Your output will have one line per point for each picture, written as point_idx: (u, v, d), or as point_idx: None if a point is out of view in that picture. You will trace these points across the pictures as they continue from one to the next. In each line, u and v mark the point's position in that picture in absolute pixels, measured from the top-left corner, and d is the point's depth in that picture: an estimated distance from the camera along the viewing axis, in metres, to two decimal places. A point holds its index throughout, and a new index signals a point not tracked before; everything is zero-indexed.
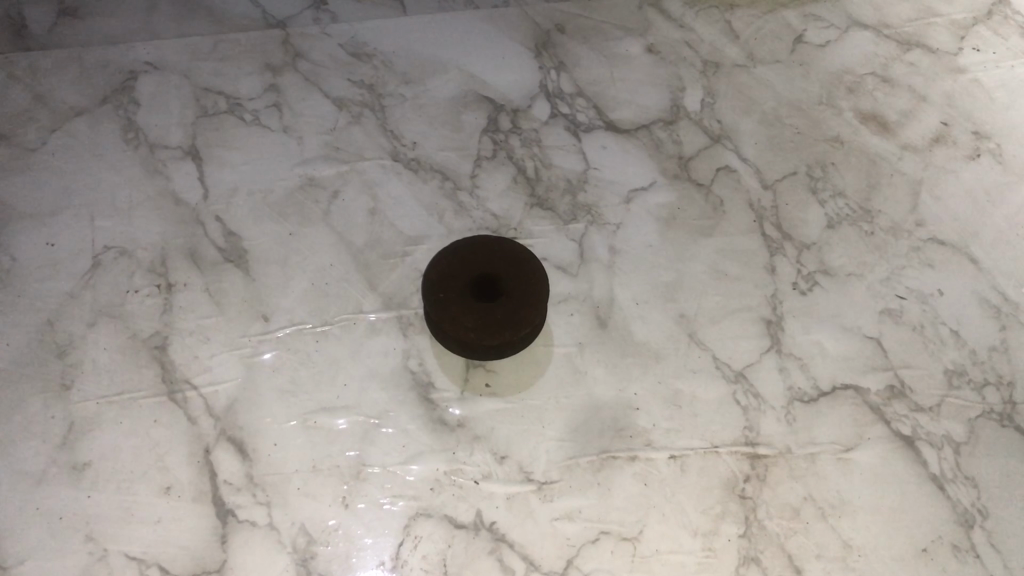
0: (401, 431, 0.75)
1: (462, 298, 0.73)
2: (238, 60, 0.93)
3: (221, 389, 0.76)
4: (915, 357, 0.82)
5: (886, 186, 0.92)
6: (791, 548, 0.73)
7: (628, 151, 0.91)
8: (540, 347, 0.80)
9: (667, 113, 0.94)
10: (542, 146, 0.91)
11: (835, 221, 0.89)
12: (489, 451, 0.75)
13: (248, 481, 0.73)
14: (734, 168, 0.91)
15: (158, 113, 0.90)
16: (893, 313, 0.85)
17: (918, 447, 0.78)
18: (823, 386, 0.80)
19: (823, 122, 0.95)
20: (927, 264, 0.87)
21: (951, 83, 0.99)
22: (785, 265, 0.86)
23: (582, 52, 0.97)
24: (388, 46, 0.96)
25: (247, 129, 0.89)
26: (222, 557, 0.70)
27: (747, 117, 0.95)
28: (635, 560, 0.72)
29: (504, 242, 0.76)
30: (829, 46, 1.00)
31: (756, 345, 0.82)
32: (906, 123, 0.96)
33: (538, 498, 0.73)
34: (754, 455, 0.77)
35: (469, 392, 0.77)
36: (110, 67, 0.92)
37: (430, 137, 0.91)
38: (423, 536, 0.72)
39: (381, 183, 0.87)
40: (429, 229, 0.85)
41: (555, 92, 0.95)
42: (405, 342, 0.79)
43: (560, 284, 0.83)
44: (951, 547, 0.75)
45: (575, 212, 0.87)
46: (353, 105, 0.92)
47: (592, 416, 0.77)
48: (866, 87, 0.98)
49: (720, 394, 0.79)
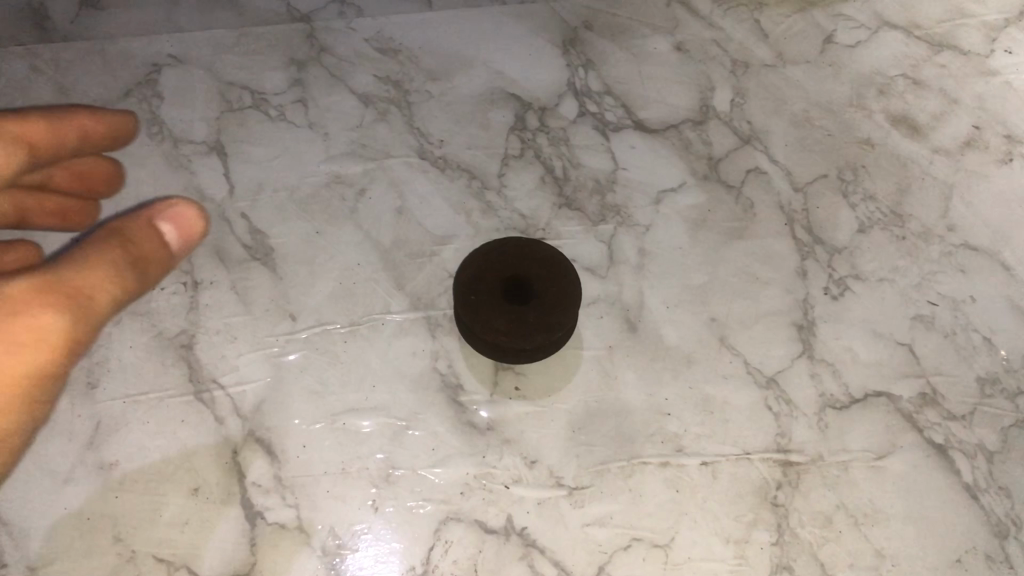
0: (430, 433, 0.75)
1: (493, 301, 0.72)
2: (262, 54, 0.92)
3: (248, 389, 0.75)
4: (948, 364, 0.81)
5: (918, 189, 0.90)
6: (824, 557, 0.73)
7: (657, 151, 0.90)
8: (570, 350, 0.79)
9: (696, 113, 0.93)
10: (571, 145, 0.90)
11: (866, 225, 0.88)
12: (519, 455, 0.74)
13: (277, 484, 0.72)
14: (764, 169, 0.90)
15: (183, 107, 0.89)
16: (925, 320, 0.84)
17: (951, 455, 0.78)
18: (855, 393, 0.80)
19: (854, 123, 0.94)
20: (959, 270, 0.86)
21: (982, 86, 0.97)
22: (817, 270, 0.85)
23: (610, 49, 0.96)
24: (413, 42, 0.94)
25: (273, 124, 0.89)
26: (251, 559, 0.70)
27: (777, 118, 0.93)
28: (667, 567, 0.71)
29: (536, 244, 0.75)
30: (860, 46, 0.99)
31: (788, 350, 0.81)
32: (937, 125, 0.94)
33: (569, 503, 0.73)
34: (786, 462, 0.76)
35: (498, 394, 0.77)
36: (134, 60, 0.91)
37: (457, 135, 0.89)
38: (454, 541, 0.71)
39: (408, 181, 0.86)
40: (456, 229, 0.84)
41: (583, 90, 0.93)
42: (433, 343, 0.78)
43: (590, 286, 0.82)
44: (985, 558, 0.74)
45: (604, 213, 0.86)
46: (379, 101, 0.90)
47: (622, 421, 0.76)
48: (897, 89, 0.96)
49: (752, 401, 0.78)
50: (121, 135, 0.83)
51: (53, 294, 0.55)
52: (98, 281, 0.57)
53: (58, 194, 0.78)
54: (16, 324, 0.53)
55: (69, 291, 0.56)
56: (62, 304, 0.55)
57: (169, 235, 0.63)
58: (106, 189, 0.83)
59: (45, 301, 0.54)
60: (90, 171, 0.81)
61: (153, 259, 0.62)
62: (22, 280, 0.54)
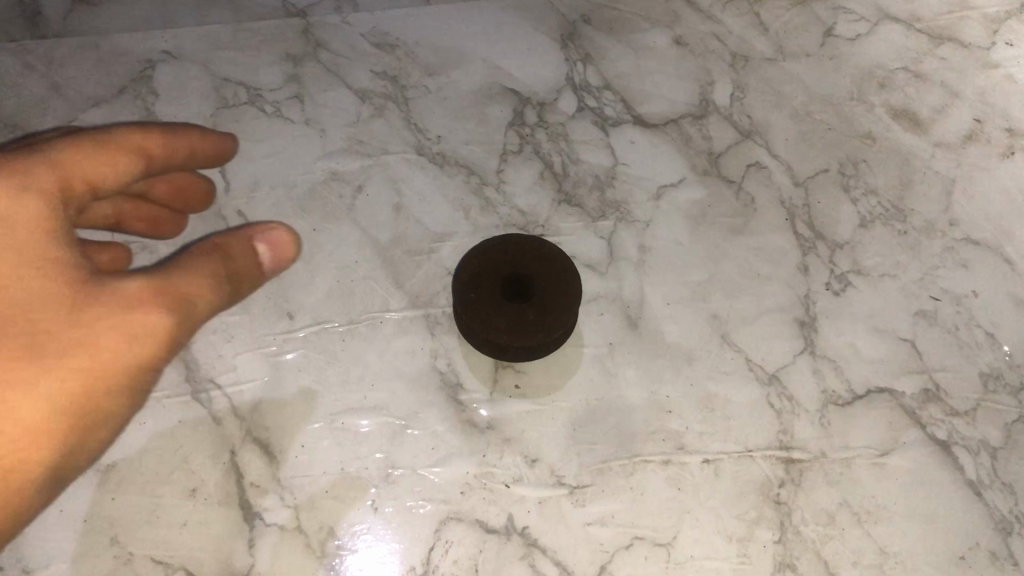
0: (430, 432, 0.74)
1: (494, 300, 0.72)
2: (258, 50, 0.91)
3: (245, 389, 0.75)
4: (950, 360, 0.81)
5: (919, 184, 0.90)
6: (827, 554, 0.73)
7: (658, 146, 0.89)
8: (571, 348, 0.78)
9: (696, 108, 0.92)
10: (570, 140, 0.89)
11: (868, 220, 0.87)
12: (520, 454, 0.74)
13: (276, 484, 0.72)
14: (765, 164, 0.89)
15: (178, 104, 0.88)
16: (927, 315, 0.83)
17: (954, 451, 0.77)
18: (857, 390, 0.79)
19: (855, 117, 0.93)
20: (961, 265, 0.86)
21: (983, 79, 0.96)
22: (818, 265, 0.84)
23: (608, 43, 0.95)
24: (409, 37, 0.93)
25: (269, 121, 0.88)
26: (250, 561, 0.70)
27: (778, 112, 0.92)
28: (670, 566, 0.71)
29: (537, 241, 0.74)
30: (860, 40, 0.97)
31: (789, 347, 0.80)
32: (939, 119, 0.93)
33: (571, 502, 0.73)
34: (788, 459, 0.75)
35: (499, 392, 0.76)
36: (127, 56, 0.90)
37: (455, 131, 0.89)
38: (454, 541, 0.71)
39: (406, 178, 0.85)
40: (455, 226, 0.83)
41: (582, 85, 0.92)
42: (432, 341, 0.78)
43: (590, 283, 0.82)
44: (988, 554, 0.74)
45: (604, 209, 0.85)
46: (376, 97, 0.90)
47: (623, 419, 0.76)
48: (898, 82, 0.95)
49: (753, 398, 0.77)
50: (221, 157, 0.79)
51: (163, 296, 0.59)
52: (201, 286, 0.61)
53: (154, 202, 0.78)
54: (131, 318, 0.58)
55: (176, 294, 0.60)
56: (171, 303, 0.59)
57: (264, 254, 0.68)
58: (198, 203, 0.81)
59: (156, 300, 0.59)
60: (188, 189, 0.79)
61: (247, 276, 0.66)
62: (142, 279, 0.59)
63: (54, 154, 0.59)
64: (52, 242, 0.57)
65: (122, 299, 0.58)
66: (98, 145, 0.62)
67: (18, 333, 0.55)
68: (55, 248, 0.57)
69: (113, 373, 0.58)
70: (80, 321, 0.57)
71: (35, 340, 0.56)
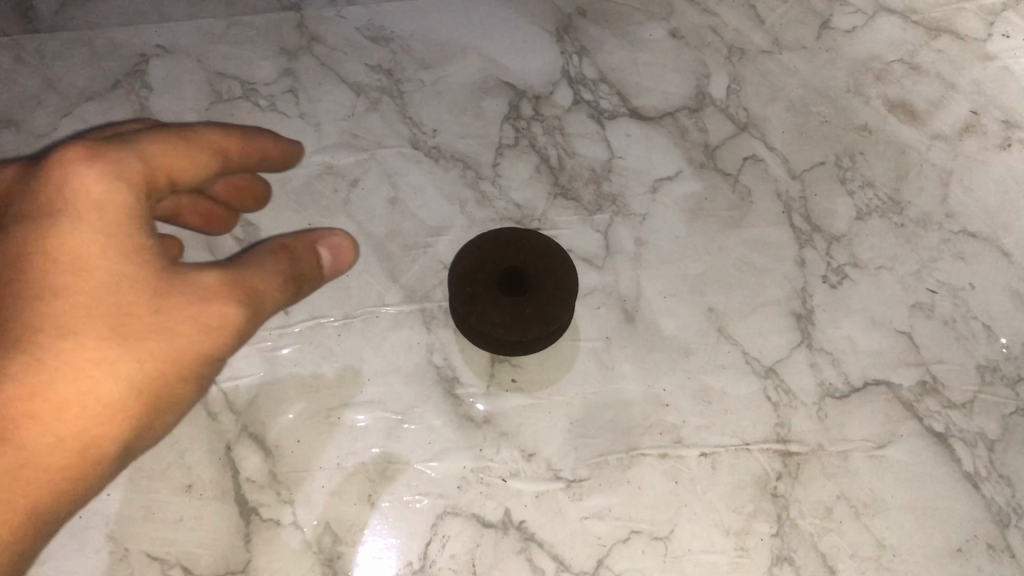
0: (426, 427, 0.74)
1: (489, 293, 0.71)
2: (252, 43, 0.90)
3: (240, 384, 0.74)
4: (947, 353, 0.81)
5: (916, 176, 0.89)
6: (824, 547, 0.73)
7: (654, 139, 0.89)
8: (567, 342, 0.78)
9: (692, 101, 0.92)
10: (566, 133, 0.89)
11: (864, 213, 0.87)
12: (517, 448, 0.74)
13: (272, 480, 0.72)
14: (761, 157, 0.89)
15: (172, 99, 0.88)
16: (924, 307, 0.83)
17: (951, 443, 0.77)
18: (854, 382, 0.79)
19: (851, 110, 0.93)
20: (958, 257, 0.85)
21: (979, 71, 0.95)
22: (815, 258, 0.84)
23: (604, 36, 0.94)
24: (404, 31, 0.93)
25: (263, 116, 0.87)
26: (246, 557, 0.69)
27: (774, 105, 0.92)
28: (667, 560, 0.71)
29: (533, 235, 0.74)
30: (857, 32, 0.97)
31: (786, 340, 0.80)
32: (935, 111, 0.93)
33: (568, 496, 0.72)
34: (785, 452, 0.75)
35: (495, 386, 0.76)
36: (120, 50, 0.90)
37: (450, 124, 0.88)
38: (451, 535, 0.71)
39: (402, 171, 0.85)
40: (451, 219, 0.83)
41: (578, 78, 0.92)
42: (428, 335, 0.77)
43: (587, 277, 0.81)
44: (985, 546, 0.74)
45: (600, 202, 0.85)
46: (370, 90, 0.89)
47: (620, 413, 0.76)
48: (894, 74, 0.95)
49: (750, 391, 0.77)
50: (289, 164, 0.79)
51: (237, 291, 0.62)
52: (269, 285, 0.65)
53: (212, 198, 0.77)
54: (207, 309, 0.61)
55: (248, 289, 0.63)
56: (243, 299, 0.63)
57: (324, 259, 0.70)
58: (253, 205, 0.80)
59: (229, 294, 0.62)
60: (246, 189, 0.79)
61: (310, 278, 0.69)
62: (217, 273, 0.62)
63: (143, 146, 0.61)
64: (141, 231, 0.59)
65: (200, 291, 0.61)
66: (183, 142, 0.63)
67: (104, 312, 0.58)
68: (144, 237, 0.60)
69: (187, 361, 0.61)
70: (163, 308, 0.59)
71: (121, 320, 0.58)
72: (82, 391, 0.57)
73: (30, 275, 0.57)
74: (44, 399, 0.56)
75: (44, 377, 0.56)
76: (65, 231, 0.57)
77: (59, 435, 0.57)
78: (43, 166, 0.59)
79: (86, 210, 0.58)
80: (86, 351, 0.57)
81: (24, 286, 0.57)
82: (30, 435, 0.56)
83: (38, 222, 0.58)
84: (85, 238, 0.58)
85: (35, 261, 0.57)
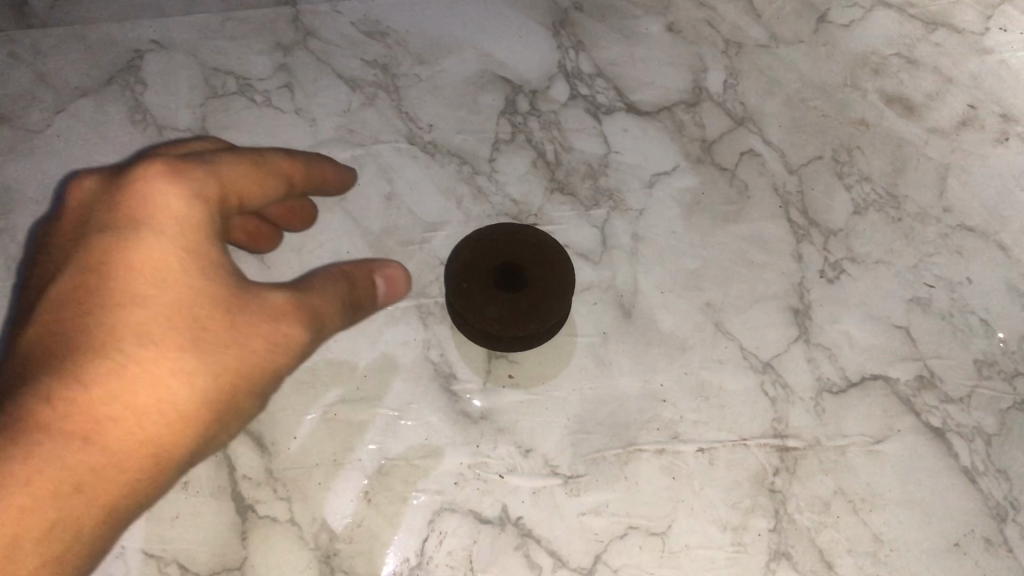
0: (423, 423, 0.74)
1: (485, 289, 0.71)
2: (246, 38, 0.90)
3: None
4: (944, 347, 0.81)
5: (913, 170, 0.89)
6: (821, 542, 0.73)
7: (651, 134, 0.89)
8: (564, 337, 0.78)
9: (689, 95, 0.91)
10: (562, 128, 0.88)
11: (862, 207, 0.87)
12: (514, 444, 0.74)
13: (268, 477, 0.71)
14: (759, 152, 0.89)
15: (166, 94, 0.87)
16: (922, 302, 0.83)
17: (948, 438, 0.77)
18: (851, 377, 0.79)
19: (848, 104, 0.92)
20: (955, 252, 0.85)
21: (976, 65, 0.94)
22: (812, 253, 0.84)
23: (601, 30, 0.94)
24: (400, 25, 0.92)
25: (259, 111, 0.87)
26: (243, 554, 0.69)
27: (771, 99, 0.92)
28: (664, 556, 0.71)
29: (530, 231, 0.74)
30: (854, 25, 0.96)
31: (783, 335, 0.80)
32: (933, 105, 0.93)
33: (565, 492, 0.72)
34: (782, 447, 0.75)
35: (491, 382, 0.76)
36: (115, 46, 0.89)
37: (447, 119, 0.88)
38: (449, 532, 0.71)
39: (398, 167, 0.85)
40: (447, 215, 0.83)
41: (574, 73, 0.91)
42: (425, 331, 0.77)
43: (583, 272, 0.81)
44: (983, 541, 0.74)
45: (597, 197, 0.85)
46: (366, 86, 0.89)
47: (618, 408, 0.75)
48: (892, 68, 0.94)
49: (747, 386, 0.77)
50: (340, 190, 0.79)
51: (303, 311, 0.63)
52: (332, 309, 0.65)
53: (263, 218, 0.77)
54: (276, 327, 0.62)
55: (312, 310, 0.64)
56: (309, 320, 0.63)
57: (380, 289, 0.71)
58: (303, 227, 0.80)
59: (296, 314, 0.63)
60: (298, 209, 0.79)
61: (365, 305, 0.70)
62: (285, 293, 0.63)
63: (221, 169, 0.62)
64: (219, 248, 0.61)
65: (270, 309, 0.62)
66: (255, 166, 0.65)
67: (182, 323, 0.58)
68: (220, 254, 0.61)
69: (255, 376, 0.61)
70: (236, 323, 0.60)
71: (197, 332, 0.59)
72: (159, 399, 0.57)
73: (111, 286, 0.57)
74: (125, 403, 0.56)
75: (126, 381, 0.56)
76: (148, 244, 0.58)
77: (138, 439, 0.57)
78: (123, 181, 0.60)
79: (168, 226, 0.59)
80: (164, 360, 0.58)
81: (105, 295, 0.57)
82: (110, 438, 0.56)
83: (119, 236, 0.59)
84: (166, 251, 0.58)
85: (116, 273, 0.58)
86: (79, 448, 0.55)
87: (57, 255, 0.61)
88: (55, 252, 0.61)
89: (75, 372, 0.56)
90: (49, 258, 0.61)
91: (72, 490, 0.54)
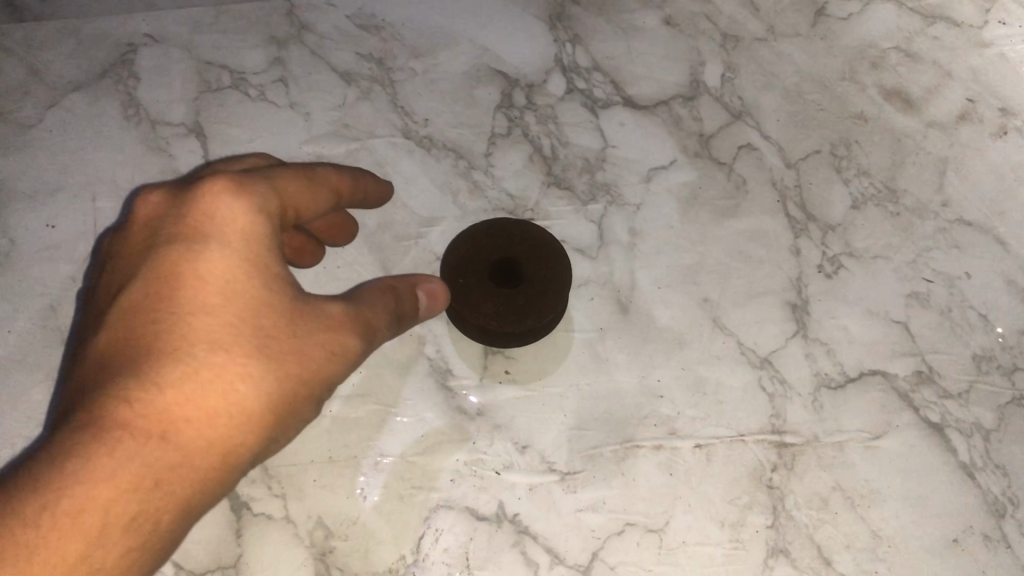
0: (418, 419, 0.73)
1: (481, 284, 0.71)
2: (240, 32, 0.89)
3: None
4: (942, 342, 0.80)
5: (911, 165, 0.89)
6: (819, 539, 0.72)
7: (648, 128, 0.88)
8: (561, 333, 0.77)
9: (687, 89, 0.91)
10: (559, 122, 0.88)
11: (860, 202, 0.87)
12: (510, 441, 0.73)
13: (263, 474, 0.71)
14: (757, 146, 0.88)
15: (160, 88, 0.86)
16: (920, 297, 0.82)
17: (947, 434, 0.77)
18: (850, 372, 0.78)
19: (846, 98, 0.92)
20: (954, 247, 0.85)
21: (975, 58, 0.94)
22: (810, 247, 0.83)
23: (598, 24, 0.93)
24: (395, 19, 0.91)
25: (253, 105, 0.86)
26: (238, 551, 0.69)
27: (769, 93, 0.91)
28: (662, 552, 0.71)
29: (527, 226, 0.73)
30: (853, 19, 0.95)
31: (781, 330, 0.79)
32: (931, 99, 0.92)
33: (562, 489, 0.72)
34: (780, 444, 0.75)
35: (487, 378, 0.75)
36: (107, 39, 0.88)
37: (443, 114, 0.87)
38: (445, 529, 0.70)
39: (393, 161, 0.84)
40: (443, 210, 0.82)
41: (571, 66, 0.91)
42: (421, 327, 0.76)
43: (580, 267, 0.81)
44: (981, 536, 0.74)
45: (594, 192, 0.84)
46: (361, 80, 0.88)
47: (615, 404, 0.75)
48: (890, 62, 0.94)
49: (745, 382, 0.77)
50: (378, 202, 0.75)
51: (359, 323, 0.60)
52: (383, 321, 0.62)
53: (306, 233, 0.72)
54: (336, 337, 0.58)
55: (366, 323, 0.60)
56: (364, 331, 0.60)
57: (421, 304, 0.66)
58: (343, 240, 0.76)
59: (353, 325, 0.59)
60: (338, 222, 0.74)
61: (409, 321, 0.66)
62: (341, 304, 0.60)
63: (277, 180, 0.59)
64: (277, 258, 0.58)
65: (327, 320, 0.58)
66: (307, 178, 0.62)
67: (248, 328, 0.55)
68: (279, 264, 0.58)
69: (316, 387, 0.58)
70: (299, 332, 0.57)
71: (262, 337, 0.56)
72: (228, 402, 0.55)
73: (179, 291, 0.55)
74: (192, 407, 0.54)
75: (192, 387, 0.54)
76: (210, 252, 0.56)
77: (207, 441, 0.54)
78: (187, 190, 0.58)
79: (231, 234, 0.56)
80: (231, 366, 0.55)
81: (172, 302, 0.55)
82: (185, 439, 0.53)
83: (184, 243, 0.56)
84: (227, 260, 0.56)
85: (183, 279, 0.55)
86: (156, 446, 0.52)
87: (122, 262, 0.58)
88: (118, 260, 0.58)
89: (147, 373, 0.53)
90: (114, 266, 0.59)
91: (151, 485, 0.52)
